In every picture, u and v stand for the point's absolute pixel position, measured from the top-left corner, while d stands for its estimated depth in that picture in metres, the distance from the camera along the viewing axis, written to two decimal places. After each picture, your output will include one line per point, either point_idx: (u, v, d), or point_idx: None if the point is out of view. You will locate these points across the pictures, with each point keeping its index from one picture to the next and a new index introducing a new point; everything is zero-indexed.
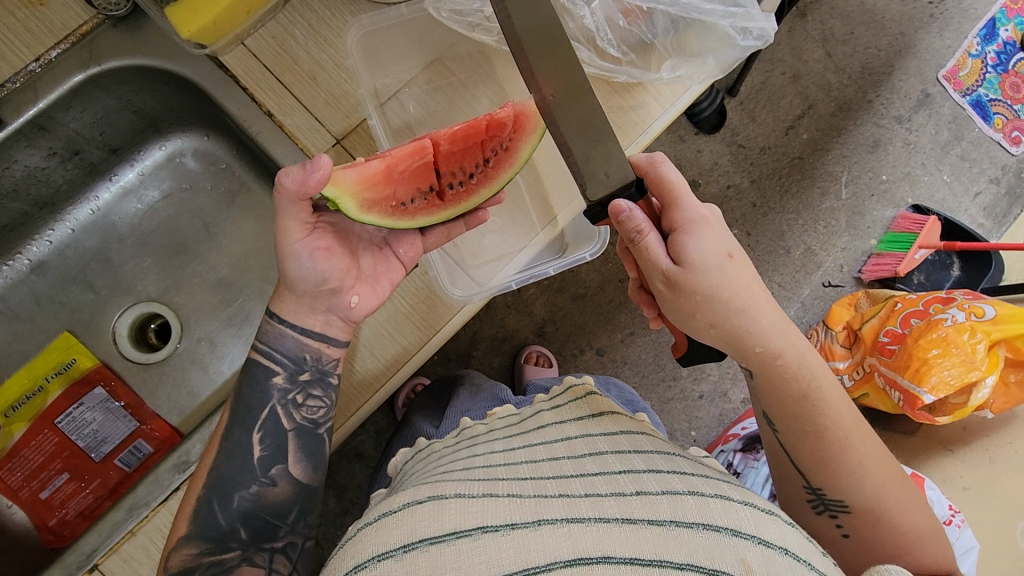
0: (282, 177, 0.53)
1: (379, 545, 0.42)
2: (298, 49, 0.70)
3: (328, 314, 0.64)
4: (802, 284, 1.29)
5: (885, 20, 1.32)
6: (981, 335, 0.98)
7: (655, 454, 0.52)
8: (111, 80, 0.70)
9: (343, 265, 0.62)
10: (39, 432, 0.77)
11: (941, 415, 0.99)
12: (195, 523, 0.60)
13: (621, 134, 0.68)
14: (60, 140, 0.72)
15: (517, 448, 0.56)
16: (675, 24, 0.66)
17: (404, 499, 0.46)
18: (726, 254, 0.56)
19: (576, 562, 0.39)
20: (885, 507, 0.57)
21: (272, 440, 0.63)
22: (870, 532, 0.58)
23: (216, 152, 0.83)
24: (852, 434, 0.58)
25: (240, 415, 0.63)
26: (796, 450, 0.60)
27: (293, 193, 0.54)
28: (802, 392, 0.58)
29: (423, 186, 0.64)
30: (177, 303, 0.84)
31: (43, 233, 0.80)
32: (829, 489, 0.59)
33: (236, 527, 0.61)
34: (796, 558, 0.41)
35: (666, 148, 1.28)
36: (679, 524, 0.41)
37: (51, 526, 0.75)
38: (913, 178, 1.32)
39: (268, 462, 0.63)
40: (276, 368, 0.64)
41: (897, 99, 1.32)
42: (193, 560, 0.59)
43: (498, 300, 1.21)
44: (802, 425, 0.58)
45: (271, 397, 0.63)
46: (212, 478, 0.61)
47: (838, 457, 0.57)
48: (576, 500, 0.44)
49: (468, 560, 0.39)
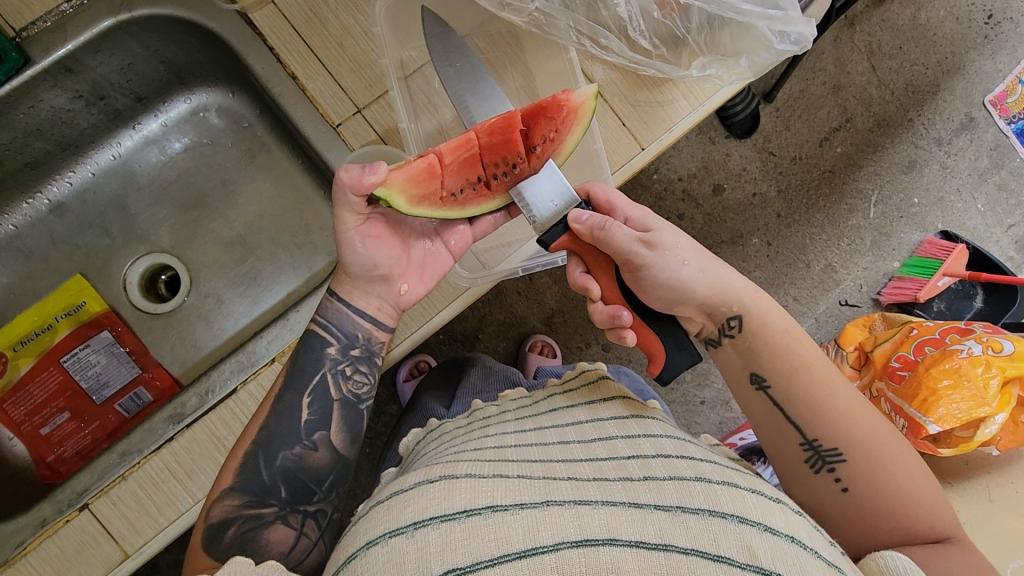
0: (341, 171, 0.56)
1: (390, 523, 0.42)
2: (327, 13, 0.69)
3: (381, 299, 0.64)
4: (818, 300, 1.26)
5: (937, 37, 1.27)
6: (995, 371, 0.95)
7: (665, 439, 0.52)
8: (140, 28, 0.70)
9: (394, 253, 0.63)
10: (44, 369, 0.78)
11: (944, 447, 0.97)
12: (241, 476, 0.58)
13: (646, 128, 0.69)
14: (86, 83, 0.73)
15: (530, 430, 0.56)
16: (711, 22, 0.63)
17: (415, 479, 0.46)
18: (679, 236, 0.59)
19: (582, 543, 0.38)
20: (881, 458, 0.54)
21: (320, 404, 0.62)
22: (870, 484, 0.54)
23: (239, 109, 0.83)
24: (834, 379, 0.57)
25: (293, 379, 0.62)
26: (788, 400, 0.57)
27: (348, 187, 0.56)
28: (783, 331, 0.58)
29: (470, 178, 0.64)
30: (188, 257, 0.84)
31: (63, 173, 0.81)
32: (826, 439, 0.55)
33: (277, 485, 0.59)
34: (801, 546, 0.42)
35: (695, 148, 1.26)
36: (684, 509, 0.42)
37: (48, 462, 0.77)
38: (946, 204, 1.28)
39: (312, 427, 0.61)
40: (331, 339, 0.64)
41: (940, 120, 1.28)
42: (237, 510, 0.57)
43: (510, 286, 1.21)
44: (789, 365, 0.57)
45: (323, 364, 0.63)
46: (260, 436, 0.60)
47: (820, 396, 0.56)
48: (583, 484, 0.44)
49: (478, 537, 0.39)
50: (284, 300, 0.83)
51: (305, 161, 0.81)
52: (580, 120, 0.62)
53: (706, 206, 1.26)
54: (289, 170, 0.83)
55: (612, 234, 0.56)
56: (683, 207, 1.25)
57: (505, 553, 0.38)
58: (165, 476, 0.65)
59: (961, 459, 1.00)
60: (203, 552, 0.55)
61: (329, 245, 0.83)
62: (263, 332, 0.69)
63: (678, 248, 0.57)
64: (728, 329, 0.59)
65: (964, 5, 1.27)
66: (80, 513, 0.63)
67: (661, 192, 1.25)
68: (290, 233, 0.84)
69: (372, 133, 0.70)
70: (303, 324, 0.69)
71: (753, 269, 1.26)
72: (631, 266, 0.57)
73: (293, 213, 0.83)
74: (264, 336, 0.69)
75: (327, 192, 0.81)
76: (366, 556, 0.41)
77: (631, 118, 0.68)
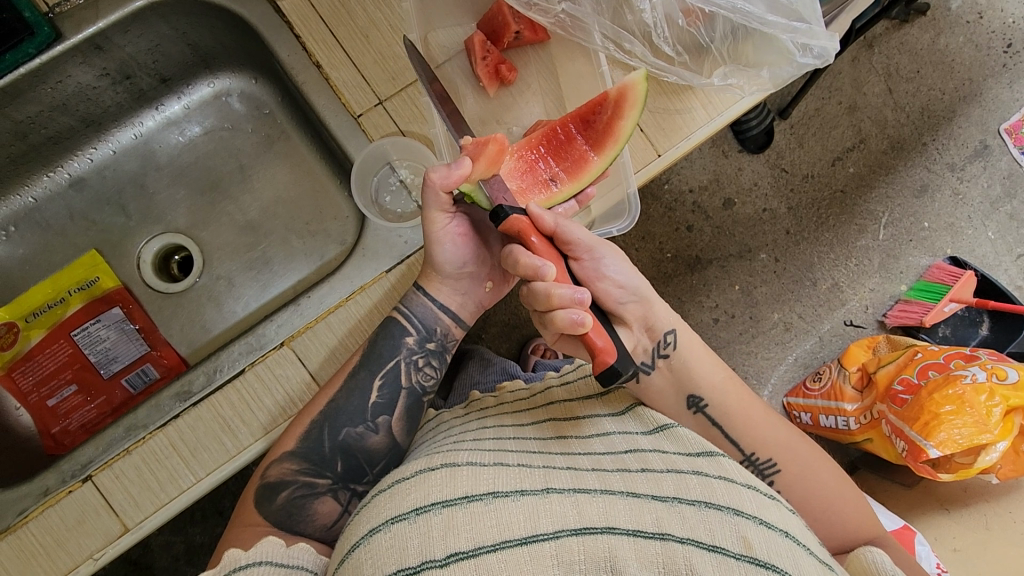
0: (429, 173, 0.58)
1: (392, 509, 0.43)
2: (355, 6, 0.70)
3: (465, 296, 0.68)
4: (823, 319, 1.26)
5: (954, 63, 1.28)
6: (999, 399, 0.95)
7: (661, 434, 0.53)
8: (170, 10, 0.71)
9: (480, 254, 0.67)
10: (55, 341, 0.79)
11: (943, 472, 0.98)
12: (303, 442, 0.62)
13: (663, 136, 0.69)
14: (114, 62, 0.74)
15: (527, 424, 0.57)
16: (735, 32, 0.64)
17: (416, 467, 0.47)
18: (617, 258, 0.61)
19: (581, 530, 0.40)
20: (805, 460, 0.60)
21: (389, 389, 0.65)
22: (801, 487, 0.59)
23: (261, 96, 0.84)
24: (750, 393, 0.62)
25: (369, 360, 0.65)
26: (723, 414, 0.60)
27: (441, 187, 0.58)
28: (704, 347, 0.62)
29: (538, 178, 0.65)
30: (203, 239, 0.85)
31: (85, 149, 0.82)
32: (761, 451, 0.59)
33: (335, 458, 0.63)
34: (794, 541, 0.44)
35: (708, 160, 1.26)
36: (681, 500, 0.44)
37: (52, 434, 0.78)
38: (956, 230, 1.27)
39: (378, 410, 0.65)
40: (411, 330, 0.67)
41: (954, 146, 1.28)
42: (292, 474, 0.61)
43: (516, 287, 1.22)
44: (717, 383, 0.60)
45: (399, 352, 0.66)
46: (330, 408, 0.63)
47: (747, 412, 0.60)
48: (582, 474, 0.47)
49: (480, 522, 0.40)
50: (295, 287, 0.84)
51: (323, 150, 0.82)
52: (635, 101, 0.63)
53: (716, 219, 1.26)
54: (308, 158, 0.84)
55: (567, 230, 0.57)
56: (692, 218, 1.26)
57: (508, 539, 0.39)
58: (168, 453, 0.65)
59: (961, 485, 1.01)
60: (256, 508, 0.59)
61: (342, 236, 0.84)
62: (274, 316, 0.69)
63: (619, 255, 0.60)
64: (665, 346, 0.60)
65: (984, 32, 1.28)
66: (83, 484, 0.64)
67: (672, 202, 1.25)
68: (305, 220, 0.84)
69: (391, 124, 0.71)
70: (314, 311, 0.69)
71: (759, 284, 1.26)
72: (584, 259, 0.57)
73: (308, 201, 0.84)
74: (274, 320, 0.68)
75: (343, 181, 0.82)
76: (369, 542, 0.42)
77: (649, 124, 0.69)
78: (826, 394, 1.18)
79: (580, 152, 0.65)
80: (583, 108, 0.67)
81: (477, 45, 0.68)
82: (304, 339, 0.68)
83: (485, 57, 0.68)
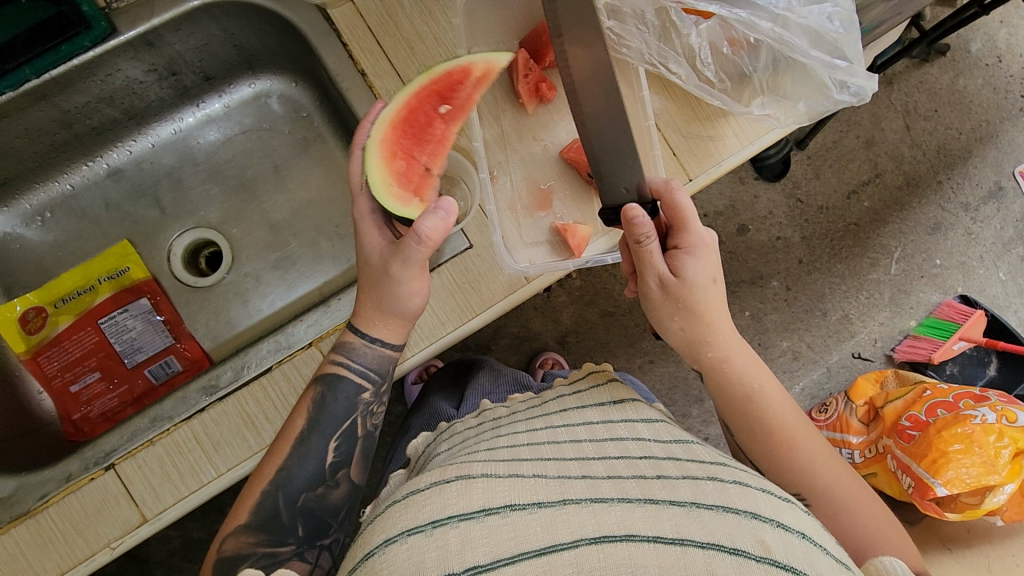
0: (429, 236, 0.54)
1: (409, 521, 0.42)
2: (402, 18, 0.72)
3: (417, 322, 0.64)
4: (832, 350, 1.26)
5: (973, 104, 1.30)
6: (1008, 441, 0.96)
7: (675, 444, 0.52)
8: (222, 11, 0.73)
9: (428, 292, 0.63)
10: (83, 328, 0.80)
11: (950, 512, 0.97)
12: (255, 514, 0.61)
13: (695, 161, 0.69)
14: (163, 58, 0.75)
15: (541, 429, 0.56)
16: (776, 63, 0.66)
17: (430, 479, 0.47)
18: (708, 283, 0.59)
19: (600, 539, 0.40)
20: (835, 498, 0.58)
21: (345, 447, 0.65)
22: (826, 521, 0.58)
23: (300, 99, 0.86)
24: (798, 425, 0.62)
25: (321, 422, 0.63)
26: (753, 446, 0.62)
27: (433, 244, 0.55)
28: (759, 379, 0.62)
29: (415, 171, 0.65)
30: (232, 235, 0.86)
31: (125, 141, 0.84)
32: (784, 484, 0.60)
33: (296, 523, 0.62)
34: (812, 542, 0.43)
35: (725, 186, 1.28)
36: (700, 505, 0.43)
37: (73, 420, 0.78)
38: (967, 269, 1.28)
39: (337, 466, 0.64)
40: (365, 384, 0.65)
41: (969, 186, 1.29)
42: (250, 547, 0.59)
43: (527, 301, 1.23)
44: (752, 419, 0.61)
45: (355, 409, 0.65)
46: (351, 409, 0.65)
47: (784, 446, 0.60)
48: (598, 482, 0.45)
49: (498, 535, 0.40)
50: (319, 288, 0.84)
51: None
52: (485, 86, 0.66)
53: (730, 244, 1.27)
54: (340, 161, 0.85)
55: (675, 264, 0.58)
56: None
57: (526, 551, 0.40)
58: (191, 445, 0.66)
59: (964, 526, 1.00)
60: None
61: None
62: (304, 315, 0.70)
63: (702, 289, 0.59)
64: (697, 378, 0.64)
65: (1002, 75, 1.30)
66: (105, 472, 0.65)
67: None
68: (334, 223, 0.85)
69: None
70: (344, 313, 0.70)
71: (769, 311, 1.27)
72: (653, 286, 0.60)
73: (337, 204, 0.85)
74: (303, 319, 0.70)
75: None
76: (384, 552, 0.41)
77: (683, 148, 0.68)
78: (832, 426, 1.18)
79: (442, 133, 0.66)
80: (413, 102, 0.65)
81: (522, 62, 0.70)
82: (332, 340, 0.69)
83: (527, 74, 0.70)
